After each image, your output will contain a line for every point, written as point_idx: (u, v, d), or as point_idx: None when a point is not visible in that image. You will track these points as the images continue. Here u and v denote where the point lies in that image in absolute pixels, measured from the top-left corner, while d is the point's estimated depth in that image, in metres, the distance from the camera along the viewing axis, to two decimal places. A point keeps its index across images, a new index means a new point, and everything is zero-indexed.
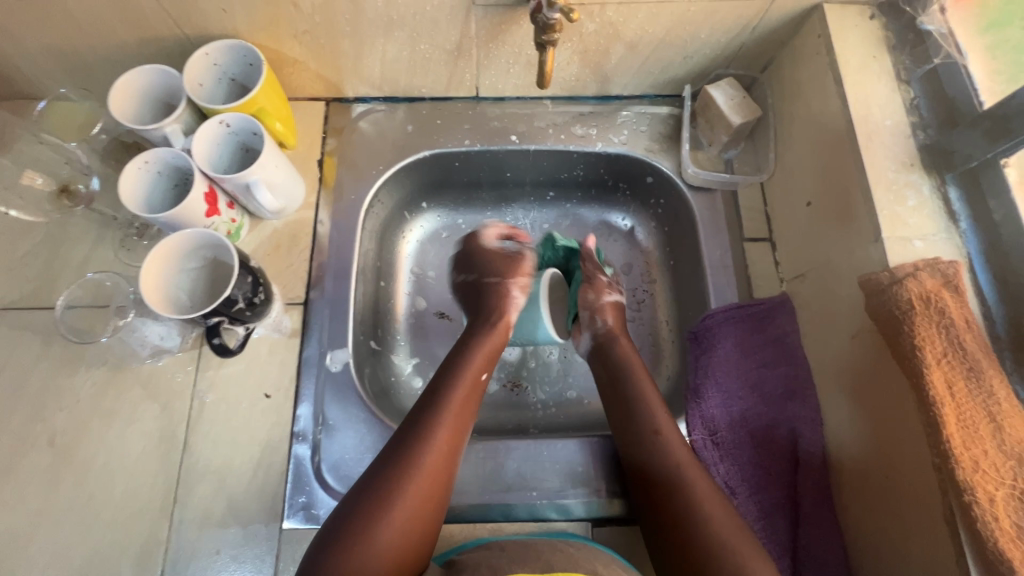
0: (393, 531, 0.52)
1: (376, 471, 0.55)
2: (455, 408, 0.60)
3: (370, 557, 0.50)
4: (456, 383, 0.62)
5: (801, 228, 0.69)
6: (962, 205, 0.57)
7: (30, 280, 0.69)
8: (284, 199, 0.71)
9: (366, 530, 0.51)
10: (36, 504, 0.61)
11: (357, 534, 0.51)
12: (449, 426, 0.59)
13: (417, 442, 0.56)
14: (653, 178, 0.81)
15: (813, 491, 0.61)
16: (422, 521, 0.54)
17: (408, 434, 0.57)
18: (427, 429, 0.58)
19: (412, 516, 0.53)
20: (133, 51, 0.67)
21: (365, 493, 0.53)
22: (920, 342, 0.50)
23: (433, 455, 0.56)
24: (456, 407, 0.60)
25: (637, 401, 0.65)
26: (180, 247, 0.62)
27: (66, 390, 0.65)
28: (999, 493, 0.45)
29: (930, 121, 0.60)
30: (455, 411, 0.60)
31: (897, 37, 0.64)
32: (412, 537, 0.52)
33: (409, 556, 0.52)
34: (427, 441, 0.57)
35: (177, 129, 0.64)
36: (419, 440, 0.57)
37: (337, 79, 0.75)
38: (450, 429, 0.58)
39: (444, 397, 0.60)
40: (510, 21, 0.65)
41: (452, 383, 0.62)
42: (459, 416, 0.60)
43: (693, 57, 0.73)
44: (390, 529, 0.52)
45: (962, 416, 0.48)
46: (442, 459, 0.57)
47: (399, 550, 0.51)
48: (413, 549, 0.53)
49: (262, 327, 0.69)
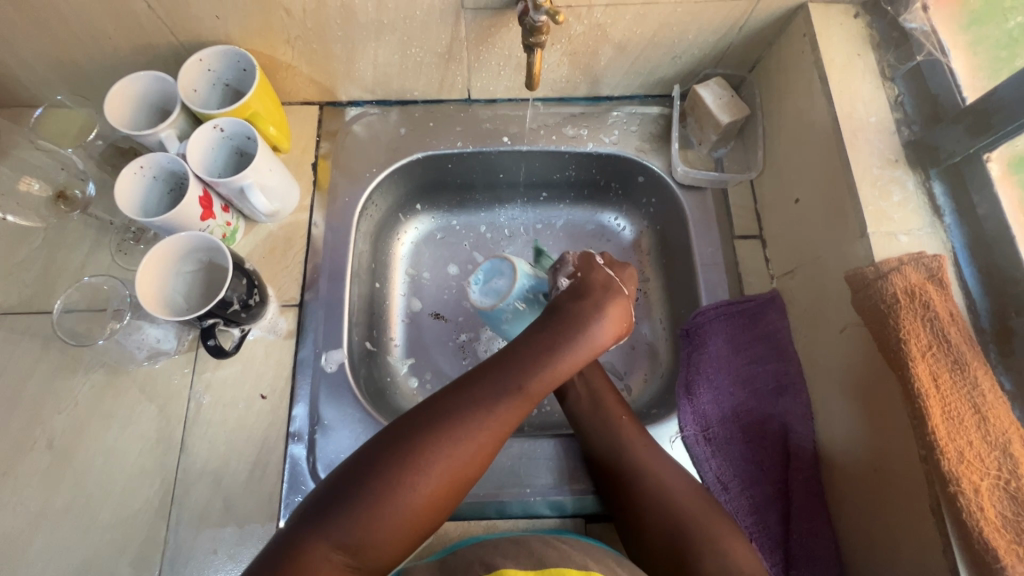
0: (420, 498, 0.48)
1: (421, 434, 0.50)
2: (526, 395, 0.54)
3: (390, 520, 0.47)
4: (540, 370, 0.56)
5: (790, 225, 0.70)
6: (946, 200, 0.57)
7: (28, 285, 0.69)
8: (278, 202, 0.72)
9: (393, 496, 0.47)
10: (35, 506, 0.62)
11: (384, 496, 0.47)
12: (512, 412, 0.53)
13: (473, 417, 0.51)
14: (644, 177, 0.82)
15: (804, 485, 0.62)
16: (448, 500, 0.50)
17: (466, 405, 0.52)
18: (485, 406, 0.52)
19: (441, 492, 0.49)
20: (128, 58, 0.68)
21: (405, 455, 0.49)
22: (906, 335, 0.50)
23: (485, 438, 0.51)
24: (528, 393, 0.55)
25: (587, 393, 0.68)
26: (175, 251, 0.63)
27: (64, 393, 0.66)
28: (983, 483, 0.46)
29: (914, 118, 0.61)
30: (525, 396, 0.54)
31: (881, 36, 0.65)
32: (433, 510, 0.49)
33: (424, 527, 0.49)
34: (483, 418, 0.52)
35: (172, 134, 0.65)
36: (476, 416, 0.51)
37: (330, 83, 0.76)
38: (511, 416, 0.53)
39: (518, 378, 0.54)
40: (499, 24, 0.66)
41: (534, 364, 0.56)
42: (525, 407, 0.54)
43: (681, 57, 0.74)
44: (418, 497, 0.48)
45: (947, 407, 0.48)
46: (491, 442, 0.52)
47: (418, 518, 0.48)
48: (431, 521, 0.50)
49: (257, 328, 0.69)
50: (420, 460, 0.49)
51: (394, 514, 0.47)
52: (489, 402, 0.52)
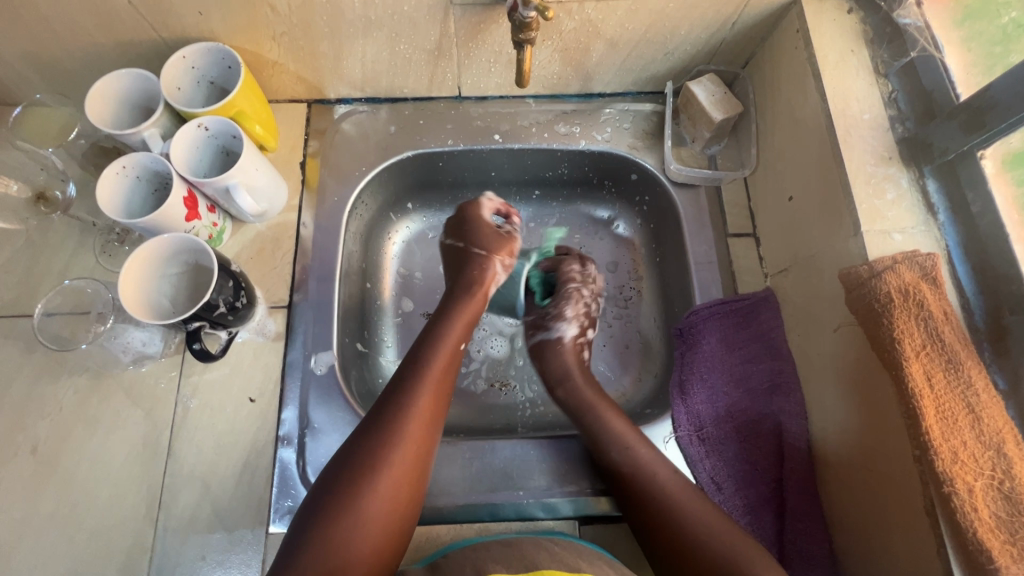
0: (375, 505, 0.51)
1: (352, 448, 0.54)
2: (432, 382, 0.59)
3: (356, 534, 0.50)
4: (433, 355, 0.62)
5: (784, 223, 0.69)
6: (940, 197, 0.57)
7: (9, 288, 0.68)
8: (266, 202, 0.70)
9: (348, 509, 0.50)
10: (19, 513, 0.61)
11: (339, 511, 0.50)
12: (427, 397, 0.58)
13: (394, 414, 0.56)
14: (637, 175, 0.81)
15: (799, 485, 0.61)
16: (405, 495, 0.53)
17: (386, 408, 0.57)
18: (403, 401, 0.57)
19: (396, 491, 0.53)
20: (109, 55, 0.66)
21: (342, 468, 0.53)
22: (900, 335, 0.50)
23: (414, 427, 0.56)
24: (433, 377, 0.60)
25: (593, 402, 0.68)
26: (158, 252, 0.61)
27: (48, 398, 0.64)
28: (977, 483, 0.45)
29: (908, 114, 0.61)
30: (432, 383, 0.59)
31: (874, 31, 0.65)
32: (395, 511, 0.52)
33: (396, 530, 0.52)
34: (404, 412, 0.56)
35: (155, 133, 0.63)
36: (398, 413, 0.56)
37: (318, 81, 0.74)
38: (427, 401, 0.58)
39: (421, 370, 0.60)
40: (489, 20, 0.65)
41: (428, 354, 0.62)
42: (437, 394, 0.59)
43: (674, 53, 0.73)
44: (372, 505, 0.51)
45: (941, 407, 0.48)
46: (422, 429, 0.56)
47: (385, 524, 0.52)
48: (400, 523, 0.53)
49: (245, 331, 0.68)
50: (360, 468, 0.52)
51: (357, 525, 0.50)
52: (406, 397, 0.57)
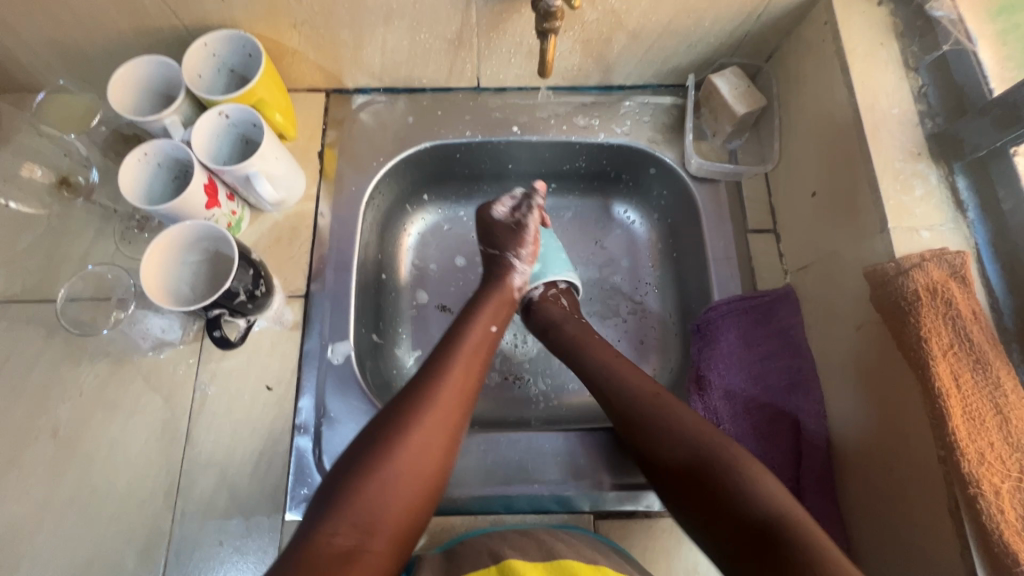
0: (409, 467, 0.52)
1: (388, 410, 0.55)
2: (468, 356, 0.61)
3: (387, 495, 0.50)
4: (466, 336, 0.62)
5: (806, 218, 0.69)
6: (970, 195, 0.56)
7: (32, 273, 0.69)
8: (284, 191, 0.70)
9: (381, 469, 0.51)
10: (41, 495, 0.61)
11: (372, 469, 0.51)
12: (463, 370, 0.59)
13: (430, 383, 0.57)
14: (656, 169, 0.80)
15: (816, 483, 0.61)
16: (435, 463, 0.54)
17: (420, 383, 0.57)
18: (439, 371, 0.58)
19: (427, 457, 0.53)
20: (131, 41, 0.66)
21: (378, 429, 0.53)
22: (926, 333, 0.49)
23: (449, 396, 0.57)
24: (468, 352, 0.61)
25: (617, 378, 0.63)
26: (179, 240, 0.62)
27: (69, 382, 0.65)
28: (1004, 485, 0.44)
29: (938, 109, 0.59)
30: (469, 358, 0.60)
31: (905, 24, 0.63)
32: (425, 477, 0.53)
33: (424, 496, 0.53)
34: (440, 382, 0.57)
35: (176, 120, 0.63)
36: (435, 382, 0.57)
37: (337, 70, 0.74)
38: (463, 373, 0.59)
39: (455, 347, 0.61)
40: (511, 10, 0.64)
41: (463, 333, 0.63)
42: (470, 371, 0.60)
43: (697, 46, 0.72)
44: (405, 467, 0.52)
45: (968, 408, 0.47)
46: (456, 397, 0.57)
47: (414, 488, 0.52)
48: (428, 489, 0.53)
49: (263, 319, 0.68)
50: (395, 429, 0.53)
51: (391, 486, 0.51)
52: (443, 368, 0.58)
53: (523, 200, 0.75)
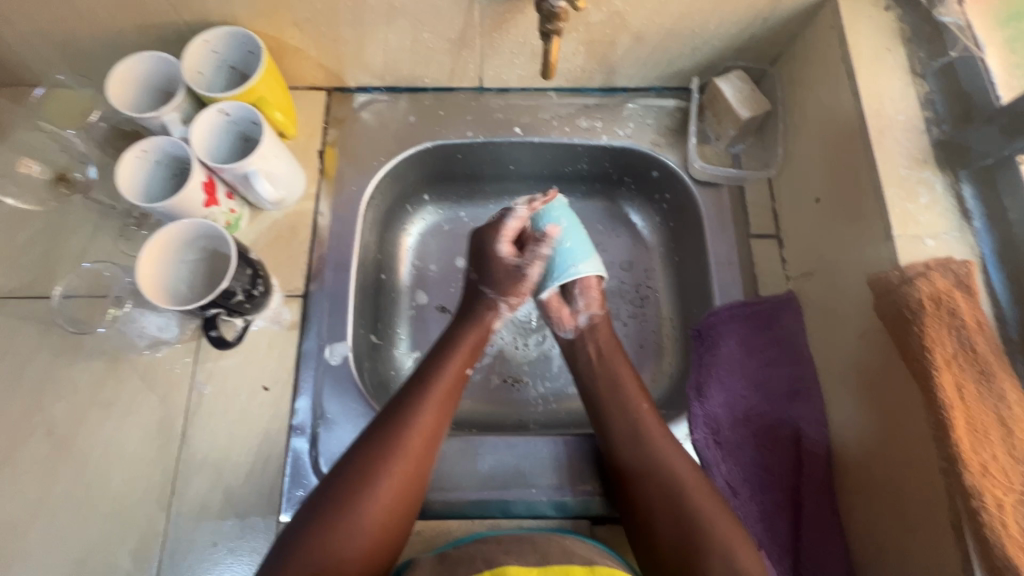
0: (377, 502, 0.52)
1: (358, 445, 0.55)
2: (443, 387, 0.60)
3: (355, 529, 0.51)
4: (440, 374, 0.61)
5: (810, 225, 0.68)
6: (976, 203, 0.55)
7: (29, 268, 0.68)
8: (284, 190, 0.70)
9: (349, 504, 0.51)
10: (34, 494, 0.61)
11: (341, 504, 0.51)
12: (436, 403, 0.58)
13: (400, 416, 0.56)
14: (658, 172, 0.79)
15: (816, 493, 0.60)
16: (404, 495, 0.54)
17: (388, 426, 0.56)
18: (406, 417, 0.56)
19: (396, 491, 0.53)
20: (131, 37, 0.66)
21: (348, 465, 0.54)
22: (930, 343, 0.48)
23: (419, 428, 0.56)
24: (445, 384, 0.60)
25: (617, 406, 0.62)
26: (176, 238, 0.61)
27: (64, 380, 0.65)
28: (1007, 499, 0.44)
29: (945, 116, 0.59)
30: (443, 388, 0.60)
31: (912, 30, 0.63)
32: (395, 510, 0.53)
33: (394, 527, 0.53)
34: (412, 414, 0.57)
35: (175, 117, 0.63)
36: (407, 414, 0.56)
37: (339, 68, 0.74)
38: (434, 405, 0.58)
39: (428, 387, 0.59)
40: (515, 10, 0.64)
41: (437, 371, 0.61)
42: (444, 403, 0.59)
43: (701, 48, 0.72)
44: (373, 502, 0.52)
45: (971, 419, 0.47)
46: (428, 429, 0.57)
47: (383, 522, 0.52)
48: (398, 522, 0.53)
49: (261, 319, 0.68)
50: (364, 466, 0.53)
51: (359, 520, 0.51)
52: (415, 401, 0.58)
53: (536, 244, 0.68)
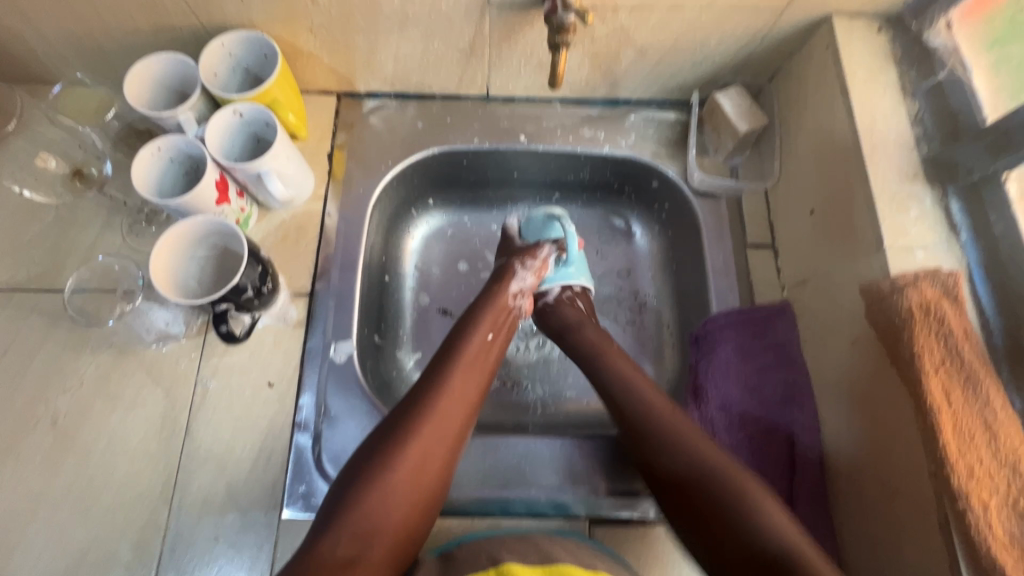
0: (404, 482, 0.53)
1: (385, 430, 0.55)
2: (470, 375, 0.60)
3: (389, 495, 0.52)
4: (469, 348, 0.62)
5: (804, 235, 0.70)
6: (963, 217, 0.58)
7: (37, 262, 0.69)
8: (293, 190, 0.71)
9: (378, 483, 0.52)
10: (37, 484, 0.61)
11: (370, 484, 0.52)
12: (464, 391, 0.59)
13: (427, 402, 0.57)
14: (658, 182, 0.82)
15: (809, 496, 0.62)
16: (431, 478, 0.54)
17: (419, 398, 0.57)
18: (437, 389, 0.58)
19: (423, 474, 0.54)
20: (149, 37, 0.67)
21: (373, 449, 0.54)
22: (920, 350, 0.50)
23: (447, 415, 0.57)
24: (473, 358, 0.61)
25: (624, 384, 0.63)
26: (190, 235, 0.63)
27: (70, 372, 0.65)
28: (992, 500, 0.46)
29: (933, 134, 0.62)
30: (469, 377, 0.60)
31: (903, 51, 0.66)
32: (422, 492, 0.54)
33: (421, 509, 0.54)
34: (444, 387, 0.58)
35: (190, 117, 0.64)
36: (436, 399, 0.57)
37: (350, 74, 0.76)
38: (461, 394, 0.58)
39: (456, 358, 0.61)
40: (524, 22, 0.66)
41: (463, 344, 0.62)
42: (474, 373, 0.60)
43: (702, 64, 0.74)
44: (399, 484, 0.52)
45: (958, 424, 0.49)
46: (455, 414, 0.57)
47: (410, 501, 0.53)
48: (424, 504, 0.54)
49: (267, 316, 0.69)
50: (390, 449, 0.53)
51: (385, 501, 0.51)
52: (442, 388, 0.58)
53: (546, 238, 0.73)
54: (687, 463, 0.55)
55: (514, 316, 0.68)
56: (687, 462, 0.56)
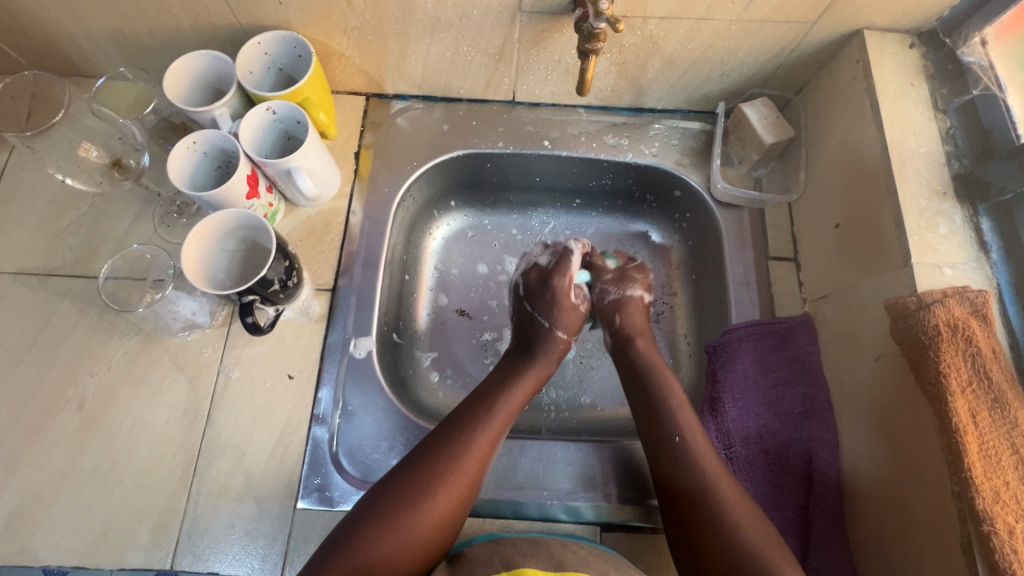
0: (425, 516, 0.54)
1: (413, 460, 0.57)
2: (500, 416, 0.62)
3: (408, 527, 0.53)
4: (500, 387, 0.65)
5: (828, 249, 0.70)
6: (994, 236, 0.57)
7: (71, 249, 0.71)
8: (321, 187, 0.73)
9: (398, 513, 0.53)
10: (62, 464, 0.63)
11: (398, 509, 0.53)
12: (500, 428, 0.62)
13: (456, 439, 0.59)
14: (680, 192, 0.82)
15: (825, 514, 0.61)
16: (455, 510, 0.56)
17: (450, 434, 0.59)
18: (467, 426, 0.60)
19: (448, 505, 0.55)
20: (188, 36, 0.69)
21: (403, 475, 0.56)
22: (946, 369, 0.50)
23: (481, 451, 0.59)
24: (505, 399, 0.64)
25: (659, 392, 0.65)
26: (218, 227, 0.64)
27: (98, 356, 0.67)
28: (1017, 524, 0.45)
29: (964, 151, 0.61)
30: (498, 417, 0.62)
31: (935, 67, 0.65)
32: (444, 523, 0.55)
33: (439, 540, 0.54)
34: (476, 423, 0.60)
35: (225, 112, 0.66)
36: (462, 437, 0.59)
37: (379, 75, 0.77)
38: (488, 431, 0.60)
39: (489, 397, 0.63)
40: (554, 29, 0.67)
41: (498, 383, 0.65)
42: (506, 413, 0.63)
43: (730, 75, 0.74)
44: (421, 515, 0.54)
45: (984, 445, 0.48)
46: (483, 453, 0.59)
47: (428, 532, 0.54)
48: (435, 543, 0.54)
49: (290, 309, 0.70)
50: (420, 477, 0.56)
51: (406, 528, 0.53)
52: (472, 425, 0.60)
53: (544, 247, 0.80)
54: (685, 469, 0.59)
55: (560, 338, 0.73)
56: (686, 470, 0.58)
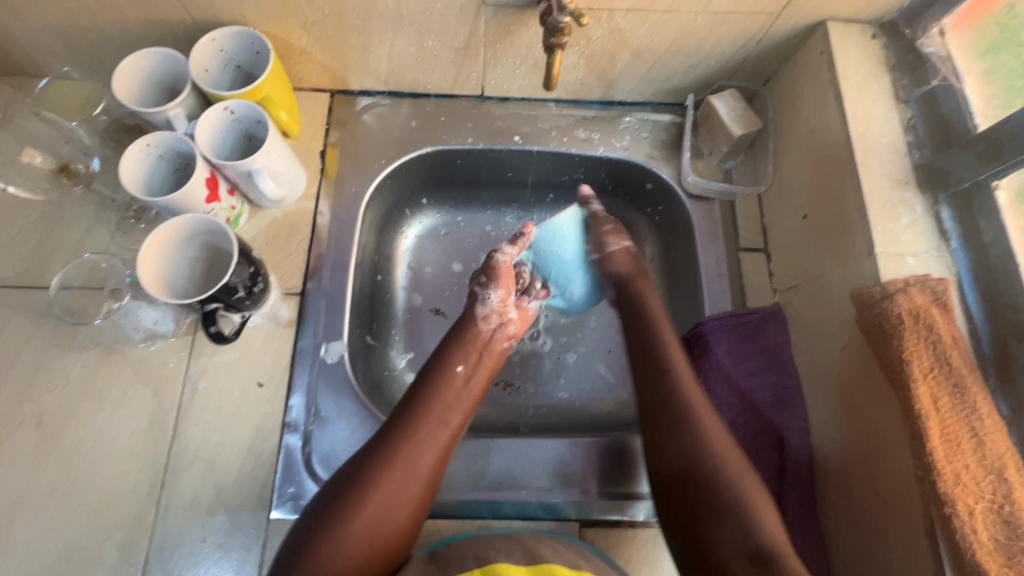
0: (367, 521, 0.52)
1: (355, 466, 0.55)
2: (444, 415, 0.60)
3: (350, 532, 0.51)
4: (440, 384, 0.62)
5: (796, 239, 0.70)
6: (953, 225, 0.58)
7: (22, 259, 0.68)
8: (285, 188, 0.71)
9: (340, 520, 0.51)
10: (21, 484, 0.60)
11: (333, 527, 0.51)
12: (437, 431, 0.59)
13: (397, 439, 0.57)
14: (653, 184, 0.82)
15: (798, 500, 0.62)
16: (398, 519, 0.53)
17: (389, 436, 0.57)
18: (409, 425, 0.58)
19: (384, 518, 0.53)
20: (138, 33, 0.66)
21: (338, 488, 0.54)
22: (909, 356, 0.51)
23: (417, 456, 0.56)
24: (447, 397, 0.62)
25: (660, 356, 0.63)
26: (177, 233, 0.62)
27: (55, 371, 0.64)
28: (977, 505, 0.46)
29: (925, 141, 0.62)
30: (442, 416, 0.60)
31: (896, 58, 0.66)
32: (388, 532, 0.53)
33: (384, 550, 0.52)
34: (417, 422, 0.58)
35: (180, 113, 0.63)
36: (403, 438, 0.57)
37: (343, 71, 0.75)
38: (431, 428, 0.58)
39: (433, 395, 0.61)
40: (519, 22, 0.65)
41: (436, 381, 0.63)
42: (451, 411, 0.61)
43: (698, 66, 0.74)
44: (363, 517, 0.52)
45: (946, 430, 0.49)
46: (426, 454, 0.57)
47: (374, 535, 0.52)
48: (385, 546, 0.52)
49: (258, 315, 0.68)
50: (353, 492, 0.53)
51: (350, 533, 0.51)
52: (413, 426, 0.58)
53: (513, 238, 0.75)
54: (687, 457, 0.56)
55: (494, 342, 0.69)
56: (685, 459, 0.56)
